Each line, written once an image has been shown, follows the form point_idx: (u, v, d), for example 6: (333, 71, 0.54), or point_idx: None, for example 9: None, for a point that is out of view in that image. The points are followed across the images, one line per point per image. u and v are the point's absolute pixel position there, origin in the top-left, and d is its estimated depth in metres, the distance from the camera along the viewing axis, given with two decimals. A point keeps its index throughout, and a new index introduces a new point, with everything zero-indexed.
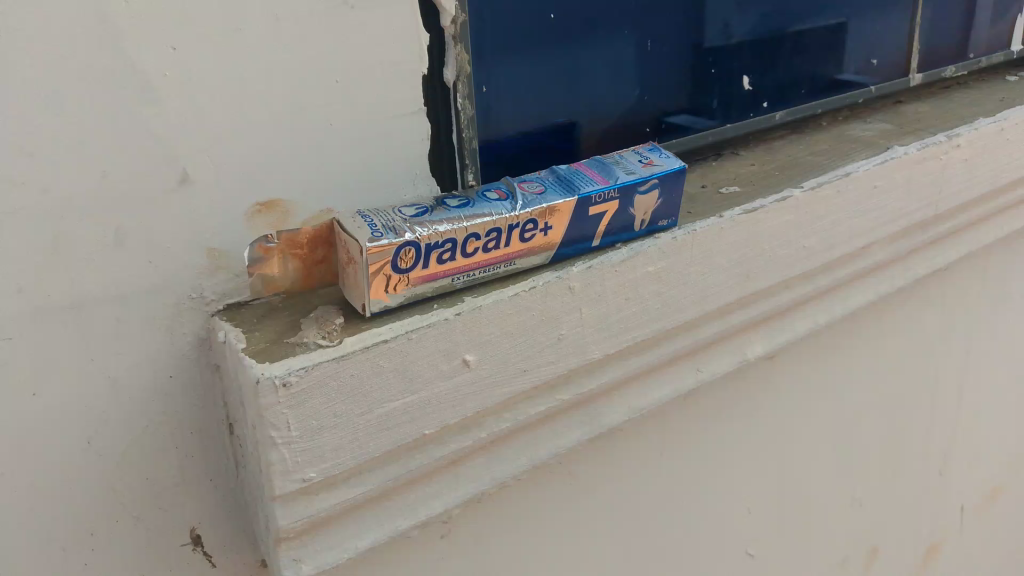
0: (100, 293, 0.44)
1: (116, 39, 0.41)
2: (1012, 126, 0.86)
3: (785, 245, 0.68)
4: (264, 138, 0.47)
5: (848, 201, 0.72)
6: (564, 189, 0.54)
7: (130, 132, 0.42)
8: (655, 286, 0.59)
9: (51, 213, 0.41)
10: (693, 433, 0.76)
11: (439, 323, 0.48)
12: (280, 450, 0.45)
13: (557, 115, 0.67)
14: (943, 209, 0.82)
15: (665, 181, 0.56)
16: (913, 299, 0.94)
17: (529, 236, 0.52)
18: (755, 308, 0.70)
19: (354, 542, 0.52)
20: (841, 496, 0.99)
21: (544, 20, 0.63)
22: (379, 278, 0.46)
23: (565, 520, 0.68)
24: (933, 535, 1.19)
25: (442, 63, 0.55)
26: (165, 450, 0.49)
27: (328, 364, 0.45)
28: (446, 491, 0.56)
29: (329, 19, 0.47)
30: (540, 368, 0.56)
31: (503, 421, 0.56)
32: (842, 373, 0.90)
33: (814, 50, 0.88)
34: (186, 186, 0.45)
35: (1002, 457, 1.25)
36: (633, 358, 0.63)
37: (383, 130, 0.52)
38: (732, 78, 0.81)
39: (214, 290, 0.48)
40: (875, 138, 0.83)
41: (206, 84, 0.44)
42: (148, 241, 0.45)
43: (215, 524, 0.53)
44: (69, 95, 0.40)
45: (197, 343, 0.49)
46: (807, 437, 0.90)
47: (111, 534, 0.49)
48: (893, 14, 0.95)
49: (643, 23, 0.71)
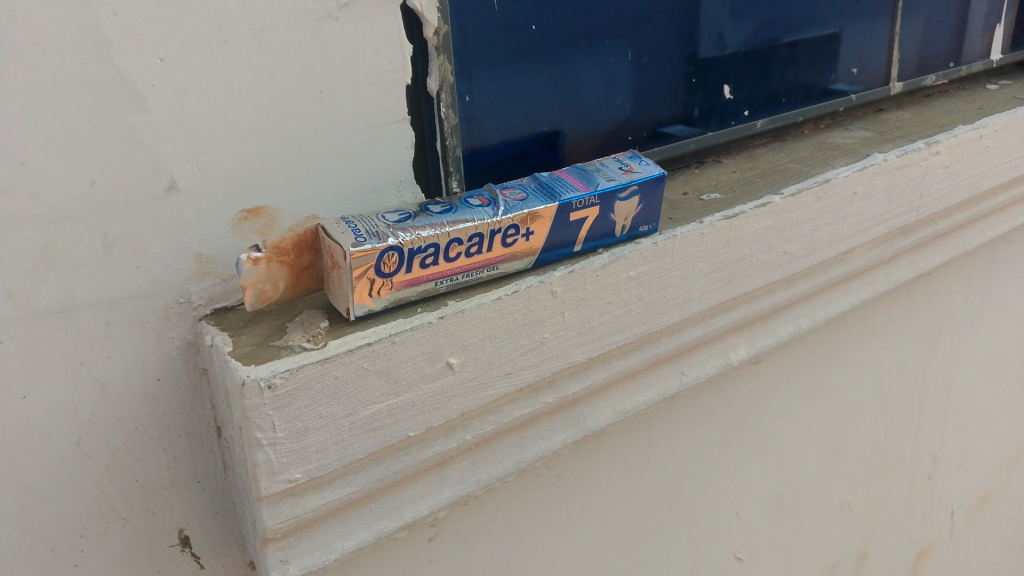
0: (90, 297, 0.45)
1: (104, 50, 0.42)
2: (991, 134, 0.87)
3: (766, 250, 0.69)
4: (248, 147, 0.48)
5: (829, 207, 0.73)
6: (546, 195, 0.55)
7: (120, 141, 0.44)
8: (637, 290, 0.61)
9: (40, 219, 0.42)
10: (680, 438, 0.77)
11: (422, 326, 0.49)
12: (265, 451, 0.46)
13: (541, 123, 0.69)
14: (924, 215, 0.84)
15: (645, 188, 0.58)
16: (898, 304, 0.95)
17: (511, 241, 0.53)
18: (737, 313, 0.71)
19: (341, 543, 0.53)
20: (830, 501, 1.00)
21: (526, 31, 0.64)
22: (363, 282, 0.47)
23: (554, 523, 0.69)
24: (923, 539, 1.20)
25: (426, 72, 0.56)
26: (154, 453, 0.50)
27: (313, 366, 0.45)
28: (432, 494, 0.57)
29: (313, 30, 0.48)
30: (524, 371, 0.57)
31: (487, 423, 0.57)
32: (828, 378, 0.91)
33: (798, 59, 0.89)
34: (173, 194, 0.46)
35: (990, 462, 1.26)
36: (617, 361, 0.64)
37: (366, 138, 0.53)
38: (714, 87, 0.82)
39: (201, 295, 0.49)
40: (855, 145, 0.84)
41: (191, 94, 0.45)
42: (136, 247, 0.46)
43: (204, 526, 0.54)
44: (59, 105, 0.41)
45: (185, 347, 0.50)
46: (793, 441, 0.91)
47: (101, 536, 0.50)
48: (875, 23, 0.96)
49: (627, 33, 0.73)
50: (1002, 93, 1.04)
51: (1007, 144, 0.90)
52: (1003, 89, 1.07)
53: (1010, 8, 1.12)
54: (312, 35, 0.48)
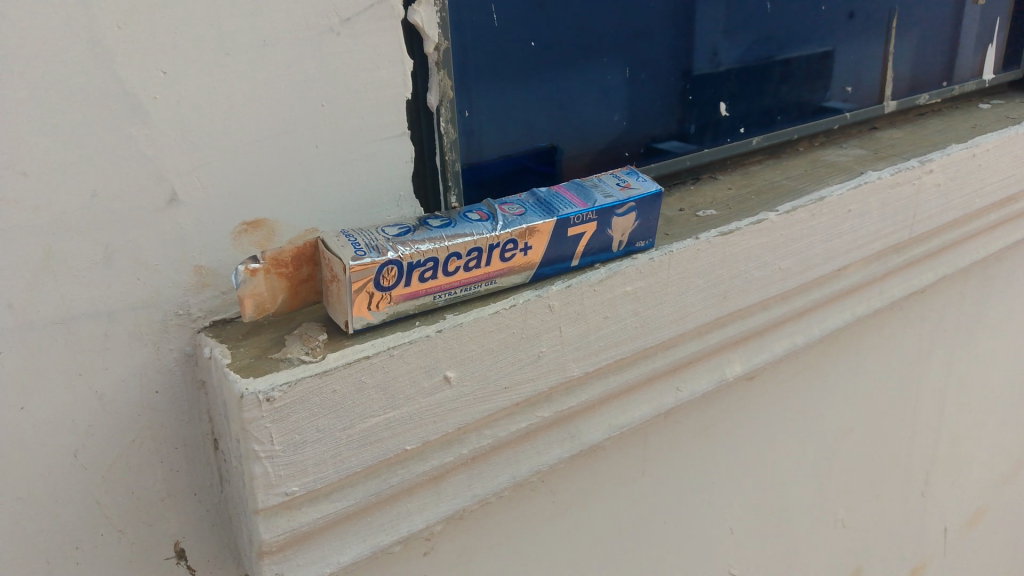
0: (90, 309, 0.45)
1: (109, 64, 0.42)
2: (984, 152, 0.88)
3: (762, 266, 0.70)
4: (249, 160, 0.48)
5: (824, 224, 0.74)
6: (544, 210, 0.55)
7: (122, 152, 0.44)
8: (633, 305, 0.61)
9: (41, 230, 0.43)
10: (675, 453, 0.77)
11: (420, 340, 0.50)
12: (263, 464, 0.46)
13: (539, 139, 0.69)
14: (917, 232, 0.85)
15: (642, 204, 0.58)
16: (892, 320, 0.95)
17: (509, 255, 0.53)
18: (733, 329, 0.72)
19: (336, 556, 0.53)
20: (824, 517, 1.00)
21: (525, 48, 0.65)
22: (362, 295, 0.48)
23: (549, 537, 0.69)
24: (917, 555, 1.20)
25: (426, 87, 0.57)
26: (151, 465, 0.50)
27: (311, 379, 0.46)
28: (427, 508, 0.57)
29: (316, 45, 0.49)
30: (521, 385, 0.57)
31: (484, 437, 0.57)
32: (822, 394, 0.91)
33: (793, 77, 0.91)
34: (174, 206, 0.46)
35: (984, 479, 1.26)
36: (613, 375, 0.64)
37: (367, 153, 0.53)
38: (709, 104, 0.83)
39: (200, 307, 0.50)
40: (850, 162, 0.85)
41: (194, 107, 0.45)
42: (137, 259, 0.46)
43: (200, 538, 0.54)
44: (62, 117, 0.42)
45: (183, 358, 0.50)
46: (788, 456, 0.91)
47: (96, 548, 0.50)
48: (869, 42, 0.98)
49: (624, 50, 0.74)
50: (994, 113, 1.05)
51: (1000, 163, 0.91)
52: (995, 108, 1.08)
53: (1002, 29, 1.14)
54: (314, 50, 0.49)
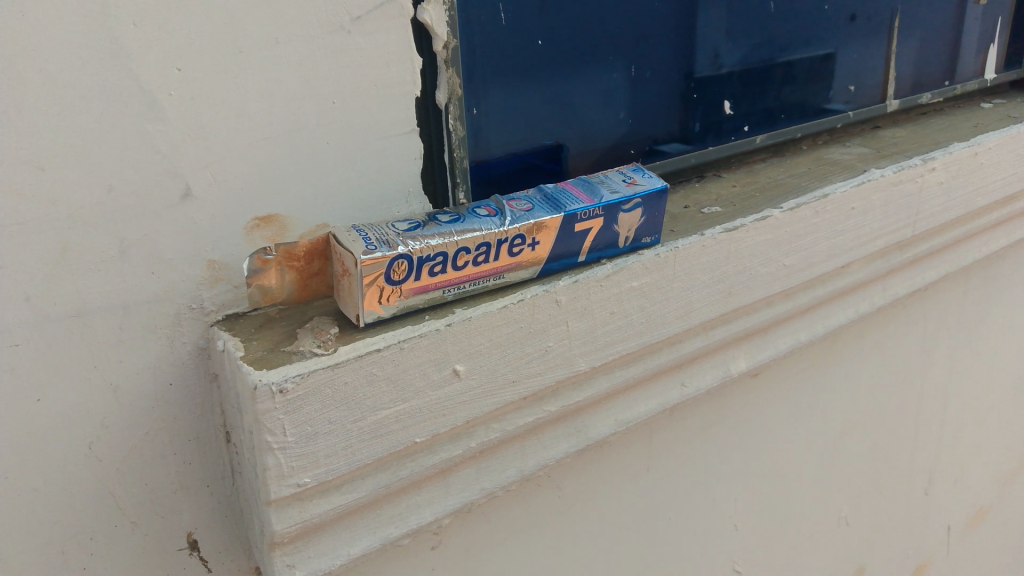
0: (105, 302, 0.46)
1: (124, 61, 0.43)
2: (987, 150, 0.89)
3: (766, 263, 0.70)
4: (262, 157, 0.49)
5: (828, 221, 0.74)
6: (551, 206, 0.56)
7: (137, 147, 0.45)
8: (639, 301, 0.62)
9: (59, 225, 0.43)
10: (680, 449, 0.78)
11: (430, 333, 0.50)
12: (275, 455, 0.47)
13: (546, 137, 0.70)
14: (920, 229, 0.85)
15: (648, 200, 0.59)
16: (895, 318, 0.96)
17: (517, 251, 0.54)
18: (737, 325, 0.72)
19: (346, 548, 0.54)
20: (828, 515, 1.00)
21: (532, 47, 0.66)
22: (373, 289, 0.48)
23: (555, 533, 0.70)
24: (920, 554, 1.20)
25: (435, 85, 0.57)
26: (164, 456, 0.51)
27: (323, 371, 0.46)
28: (436, 501, 0.57)
29: (326, 43, 0.49)
30: (529, 379, 0.57)
31: (492, 431, 0.58)
32: (825, 392, 0.92)
33: (797, 77, 0.91)
34: (187, 202, 0.47)
35: (987, 477, 1.27)
36: (619, 370, 0.65)
37: (377, 150, 0.54)
38: (713, 103, 0.84)
39: (213, 301, 0.50)
40: (853, 160, 0.86)
41: (208, 103, 0.46)
42: (151, 254, 0.47)
43: (211, 529, 0.54)
44: (76, 112, 0.42)
45: (197, 352, 0.50)
46: (792, 452, 0.91)
47: (109, 539, 0.50)
48: (873, 42, 0.99)
49: (630, 50, 0.75)
50: (996, 112, 1.06)
51: (1003, 161, 0.92)
52: (998, 107, 1.09)
53: (1003, 29, 1.15)
54: (325, 47, 0.49)
